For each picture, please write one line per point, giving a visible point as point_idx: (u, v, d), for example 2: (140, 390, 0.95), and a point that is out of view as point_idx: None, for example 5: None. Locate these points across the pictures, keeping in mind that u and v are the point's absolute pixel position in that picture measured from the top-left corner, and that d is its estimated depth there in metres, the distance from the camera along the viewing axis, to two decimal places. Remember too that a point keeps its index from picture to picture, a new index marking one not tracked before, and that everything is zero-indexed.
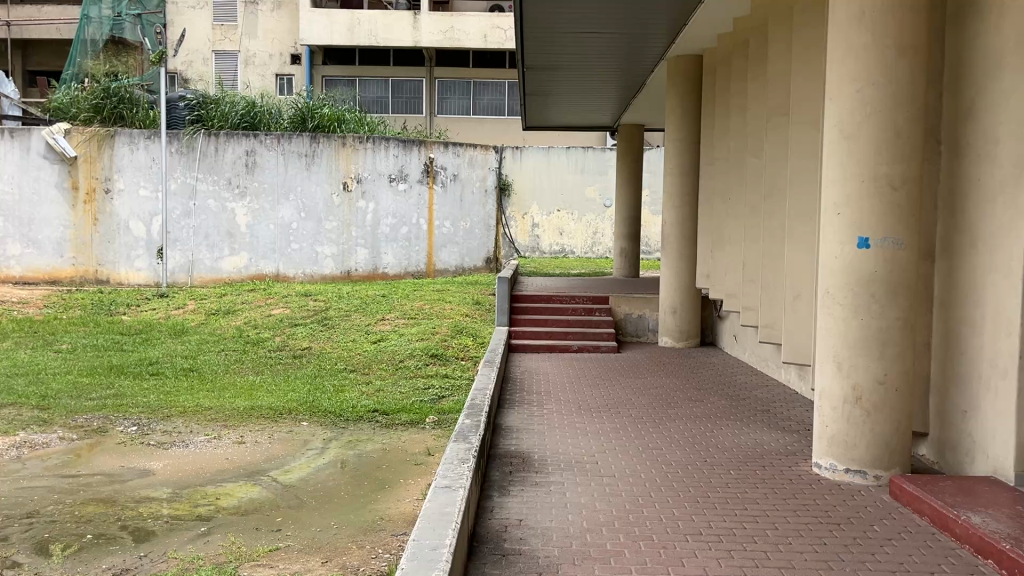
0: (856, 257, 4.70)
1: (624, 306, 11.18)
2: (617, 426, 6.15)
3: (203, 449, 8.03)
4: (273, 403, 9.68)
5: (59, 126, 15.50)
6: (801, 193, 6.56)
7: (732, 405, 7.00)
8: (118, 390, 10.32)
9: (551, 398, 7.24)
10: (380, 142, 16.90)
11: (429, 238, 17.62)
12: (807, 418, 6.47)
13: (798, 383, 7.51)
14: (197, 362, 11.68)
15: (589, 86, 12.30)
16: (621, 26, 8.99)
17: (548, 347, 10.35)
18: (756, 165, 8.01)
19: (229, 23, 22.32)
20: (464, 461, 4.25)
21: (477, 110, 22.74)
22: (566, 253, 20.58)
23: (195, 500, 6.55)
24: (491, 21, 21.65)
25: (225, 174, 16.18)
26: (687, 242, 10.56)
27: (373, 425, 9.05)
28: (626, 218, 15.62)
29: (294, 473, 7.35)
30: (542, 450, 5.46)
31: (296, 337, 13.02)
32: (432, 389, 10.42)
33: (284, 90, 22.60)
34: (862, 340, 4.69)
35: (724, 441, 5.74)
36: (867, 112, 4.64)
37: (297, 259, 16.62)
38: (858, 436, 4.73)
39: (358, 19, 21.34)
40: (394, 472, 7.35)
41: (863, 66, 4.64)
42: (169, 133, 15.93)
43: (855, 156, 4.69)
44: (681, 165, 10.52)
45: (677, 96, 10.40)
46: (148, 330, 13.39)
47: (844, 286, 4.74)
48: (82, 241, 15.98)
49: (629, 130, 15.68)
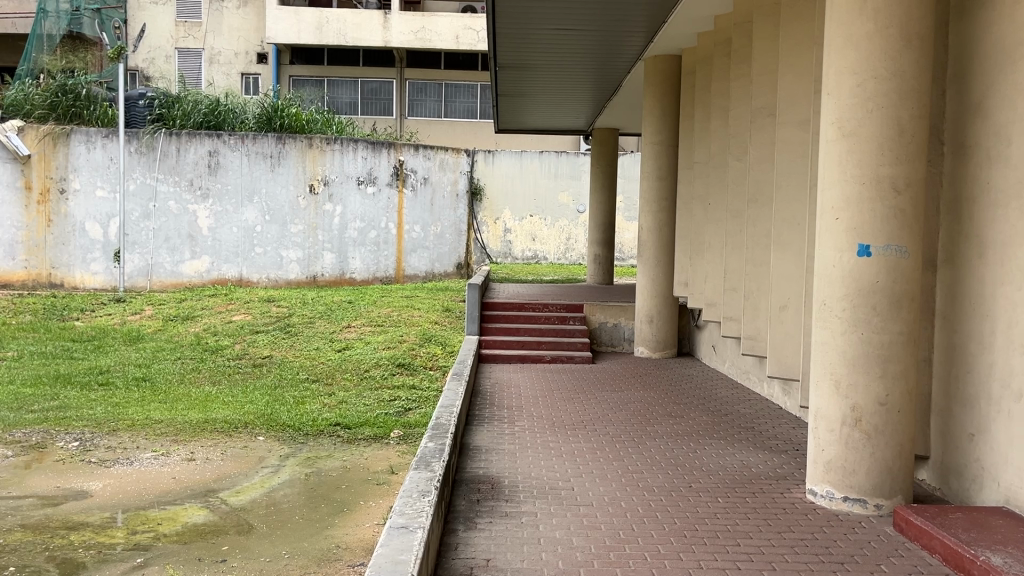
0: (856, 266, 4.31)
1: (599, 314, 10.78)
2: (594, 446, 5.73)
3: (148, 467, 7.46)
4: (228, 416, 9.13)
5: (12, 124, 14.77)
6: (789, 197, 6.20)
7: (714, 422, 6.60)
8: (63, 401, 9.69)
9: (522, 414, 6.79)
10: (347, 144, 16.37)
11: (399, 242, 17.12)
12: (795, 436, 6.10)
13: (783, 398, 7.15)
14: (150, 372, 11.08)
15: (563, 87, 11.90)
16: (598, 25, 8.58)
17: (519, 358, 9.90)
18: (739, 168, 7.64)
19: (193, 20, 21.65)
20: (426, 493, 3.78)
21: (449, 113, 22.30)
22: (539, 259, 20.13)
23: (132, 526, 6.01)
24: (464, 22, 21.21)
25: (186, 175, 15.56)
26: (664, 248, 10.18)
27: (334, 440, 8.54)
28: (599, 224, 15.24)
29: (247, 494, 6.83)
30: (513, 474, 5.01)
31: (257, 345, 12.45)
32: (398, 401, 9.93)
33: (250, 89, 21.94)
34: (862, 356, 4.30)
35: (709, 464, 5.32)
36: (870, 108, 4.26)
37: (261, 264, 16.01)
38: (856, 461, 4.34)
39: (326, 18, 20.83)
40: (354, 493, 6.86)
41: (864, 58, 4.25)
42: (128, 132, 15.28)
43: (855, 156, 4.31)
44: (659, 169, 10.14)
45: (655, 98, 10.03)
46: (102, 337, 12.74)
47: (843, 297, 4.35)
48: (34, 243, 15.22)
49: (604, 133, 15.34)
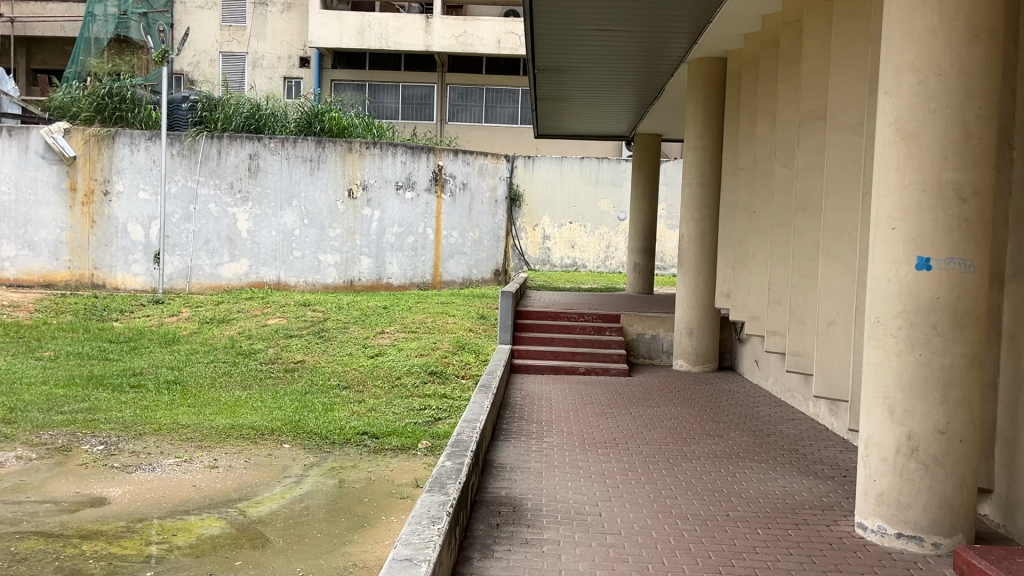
0: (914, 280, 3.94)
1: (637, 325, 10.44)
2: (627, 468, 5.40)
3: (170, 474, 7.32)
4: (256, 422, 8.96)
5: (58, 125, 14.93)
6: (840, 205, 5.82)
7: (756, 443, 6.21)
8: (93, 403, 9.63)
9: (552, 430, 6.47)
10: (387, 148, 16.23)
11: (436, 247, 16.93)
12: (843, 461, 5.69)
13: (830, 419, 6.74)
14: (182, 375, 10.99)
15: (603, 91, 11.58)
16: (642, 26, 8.26)
17: (552, 368, 9.59)
18: (786, 175, 7.24)
19: (237, 24, 21.81)
20: (436, 520, 3.51)
21: (490, 117, 22.10)
22: (578, 267, 19.82)
23: (147, 536, 5.86)
24: (505, 26, 21.04)
25: (227, 178, 15.55)
26: (705, 258, 9.80)
27: (360, 450, 8.32)
28: (640, 232, 14.86)
29: (265, 506, 6.63)
30: (538, 497, 4.70)
31: (290, 349, 12.32)
32: (428, 410, 9.68)
33: (292, 93, 22.02)
34: (920, 379, 3.92)
35: (749, 490, 4.95)
36: (932, 107, 3.88)
37: (299, 267, 15.93)
38: (912, 495, 3.96)
39: (369, 22, 20.80)
40: (377, 507, 6.62)
41: (927, 53, 3.88)
42: (170, 134, 15.34)
43: (915, 160, 3.94)
44: (702, 176, 9.77)
45: (699, 101, 9.67)
46: (138, 338, 12.74)
47: (900, 314, 3.98)
48: (77, 243, 15.34)
49: (646, 139, 15.01)
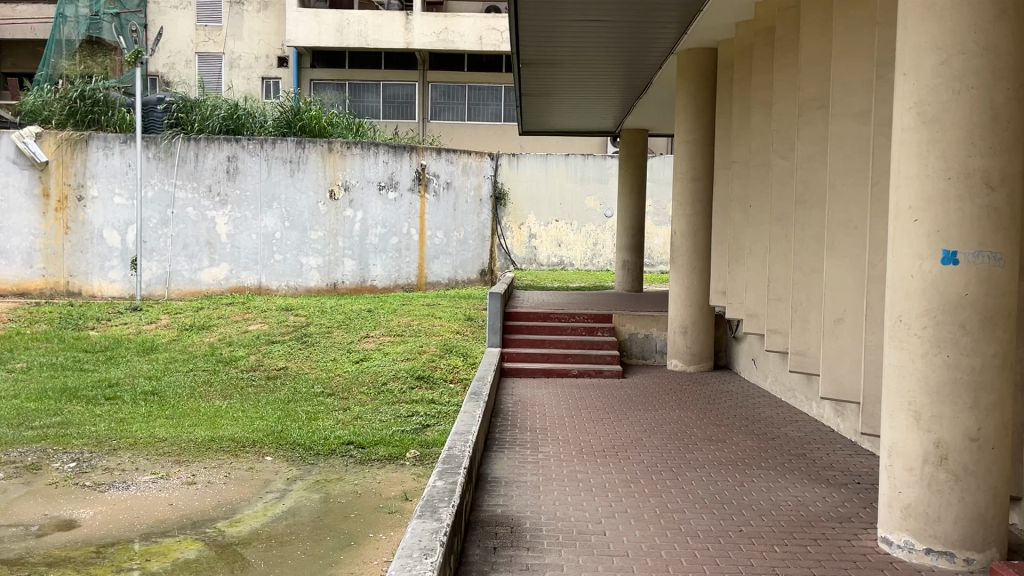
0: (940, 276, 3.65)
1: (629, 325, 10.15)
2: (628, 478, 5.10)
3: (145, 492, 6.94)
4: (236, 434, 8.59)
5: (29, 129, 14.43)
6: (845, 196, 5.54)
7: (762, 448, 5.93)
8: (66, 417, 9.22)
9: (547, 438, 6.17)
10: (368, 148, 15.85)
11: (421, 248, 16.60)
12: (855, 467, 5.42)
13: (835, 420, 6.48)
14: (160, 385, 10.59)
15: (590, 85, 11.29)
16: (630, 15, 7.93)
17: (544, 372, 9.28)
18: (784, 167, 6.96)
19: (213, 24, 21.33)
20: (428, 552, 3.19)
21: (473, 115, 21.76)
22: (564, 266, 19.52)
23: (119, 562, 5.51)
24: (487, 22, 20.71)
25: (205, 181, 15.13)
26: (699, 254, 9.51)
27: (346, 461, 7.98)
28: (629, 229, 14.59)
29: (246, 524, 6.29)
30: (536, 514, 4.39)
31: (273, 356, 11.95)
32: (416, 417, 9.35)
33: (270, 93, 21.62)
34: (949, 383, 3.64)
35: (760, 501, 4.67)
36: (956, 89, 3.60)
37: (281, 271, 15.53)
38: (942, 507, 3.68)
39: (348, 20, 20.40)
40: (364, 524, 6.30)
41: (951, 31, 3.60)
42: (146, 137, 14.90)
43: (939, 146, 3.65)
44: (693, 170, 9.48)
45: (689, 94, 9.40)
46: (115, 348, 12.32)
47: (924, 312, 3.69)
48: (52, 250, 14.87)
49: (633, 135, 14.71)
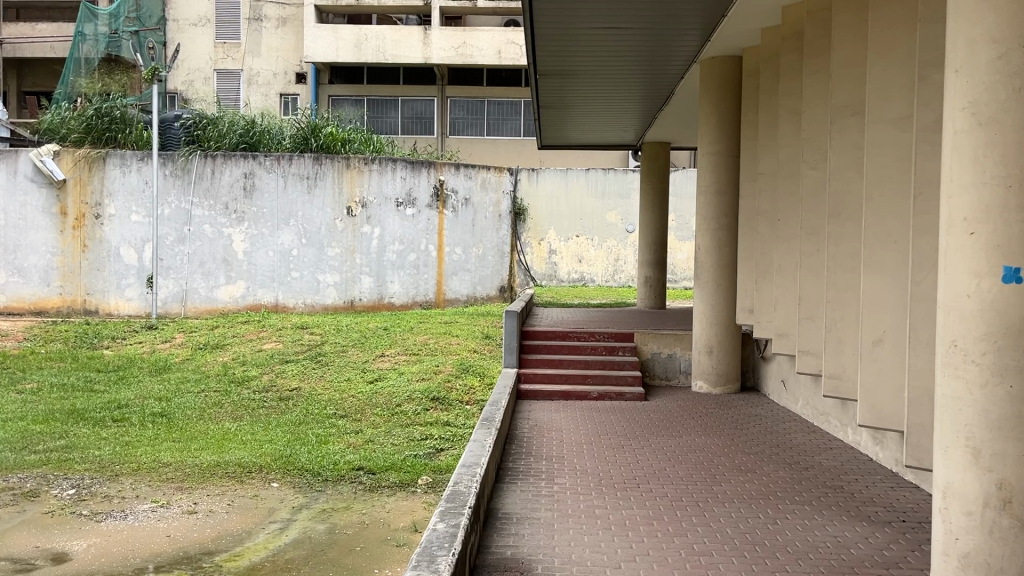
0: (1000, 296, 3.25)
1: (651, 344, 9.73)
2: (652, 516, 4.69)
3: (143, 522, 6.63)
4: (243, 458, 8.27)
5: (47, 148, 14.31)
6: (883, 208, 5.13)
7: (796, 479, 5.49)
8: (71, 440, 8.95)
9: (565, 469, 5.76)
10: (386, 164, 15.60)
11: (439, 265, 16.32)
12: (897, 502, 4.97)
13: (874, 448, 6.04)
14: (170, 406, 10.31)
15: (609, 96, 10.94)
16: (649, 22, 7.55)
17: (562, 394, 8.89)
18: (816, 178, 6.55)
19: (232, 41, 21.27)
20: None
21: (492, 129, 21.49)
22: (585, 282, 19.12)
23: None
24: (506, 36, 20.50)
25: (222, 199, 14.89)
26: (725, 269, 9.09)
27: (355, 487, 7.62)
28: (651, 245, 14.19)
29: (246, 558, 5.96)
30: (550, 558, 4.01)
31: (285, 376, 11.66)
32: (429, 441, 8.99)
33: (288, 109, 21.53)
34: (1013, 417, 3.22)
35: (795, 543, 4.25)
36: (1018, 87, 3.21)
37: (298, 288, 15.26)
38: (1005, 557, 3.27)
39: (366, 35, 20.29)
40: (370, 558, 5.94)
41: (1008, 22, 3.20)
42: (163, 155, 14.71)
43: (997, 150, 3.25)
44: (718, 183, 9.09)
45: (713, 104, 9.02)
46: (127, 367, 12.09)
47: (983, 337, 3.29)
48: (69, 269, 14.70)
49: (653, 147, 14.29)
